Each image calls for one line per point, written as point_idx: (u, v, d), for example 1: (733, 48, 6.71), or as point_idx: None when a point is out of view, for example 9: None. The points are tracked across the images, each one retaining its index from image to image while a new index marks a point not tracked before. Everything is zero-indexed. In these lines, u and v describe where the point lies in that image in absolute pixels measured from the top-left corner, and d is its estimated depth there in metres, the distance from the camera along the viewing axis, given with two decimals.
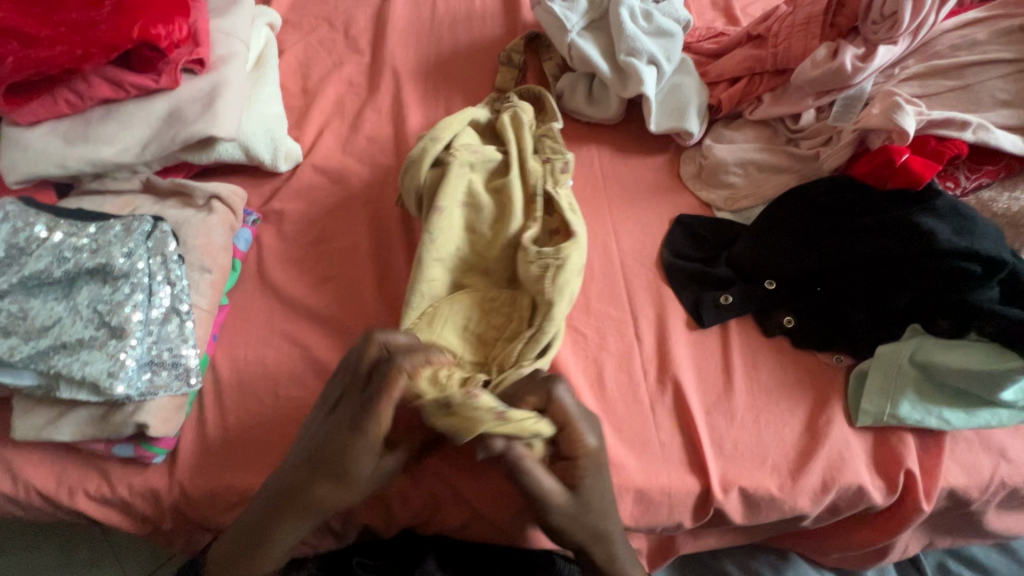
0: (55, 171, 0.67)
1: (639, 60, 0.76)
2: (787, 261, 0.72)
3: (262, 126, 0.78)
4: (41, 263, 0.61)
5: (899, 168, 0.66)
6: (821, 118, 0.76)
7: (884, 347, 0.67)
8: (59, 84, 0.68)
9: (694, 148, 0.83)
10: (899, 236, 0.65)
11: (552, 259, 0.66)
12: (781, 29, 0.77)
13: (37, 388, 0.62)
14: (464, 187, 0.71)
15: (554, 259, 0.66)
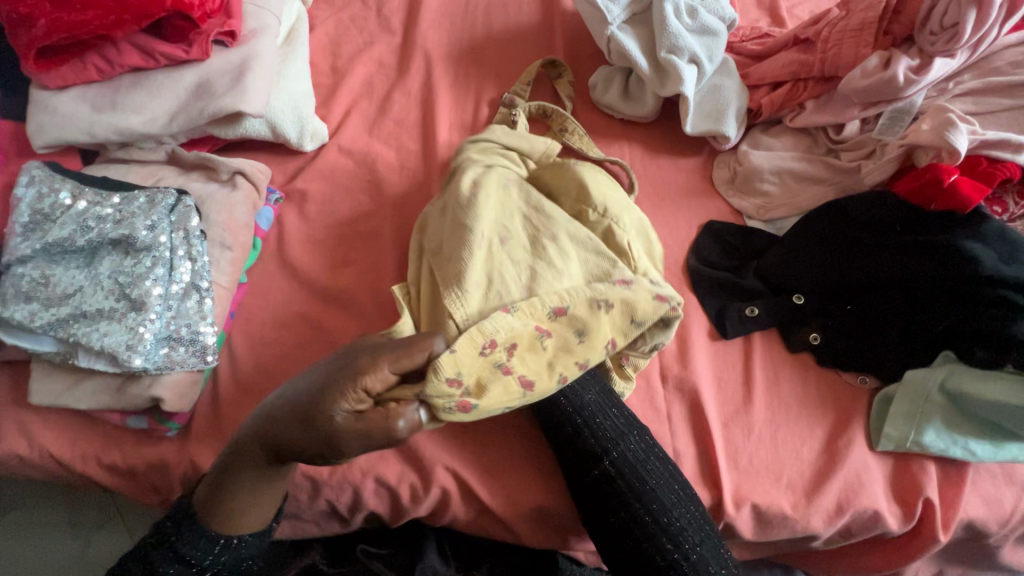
0: (82, 138, 0.66)
1: (680, 58, 0.74)
2: (820, 276, 0.70)
3: (290, 103, 0.77)
4: (64, 230, 0.61)
5: (946, 189, 0.63)
6: (865, 130, 0.73)
7: (912, 372, 0.65)
8: (89, 49, 0.66)
9: (729, 153, 0.81)
10: (939, 258, 0.62)
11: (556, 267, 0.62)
12: (831, 34, 0.73)
13: (55, 355, 0.62)
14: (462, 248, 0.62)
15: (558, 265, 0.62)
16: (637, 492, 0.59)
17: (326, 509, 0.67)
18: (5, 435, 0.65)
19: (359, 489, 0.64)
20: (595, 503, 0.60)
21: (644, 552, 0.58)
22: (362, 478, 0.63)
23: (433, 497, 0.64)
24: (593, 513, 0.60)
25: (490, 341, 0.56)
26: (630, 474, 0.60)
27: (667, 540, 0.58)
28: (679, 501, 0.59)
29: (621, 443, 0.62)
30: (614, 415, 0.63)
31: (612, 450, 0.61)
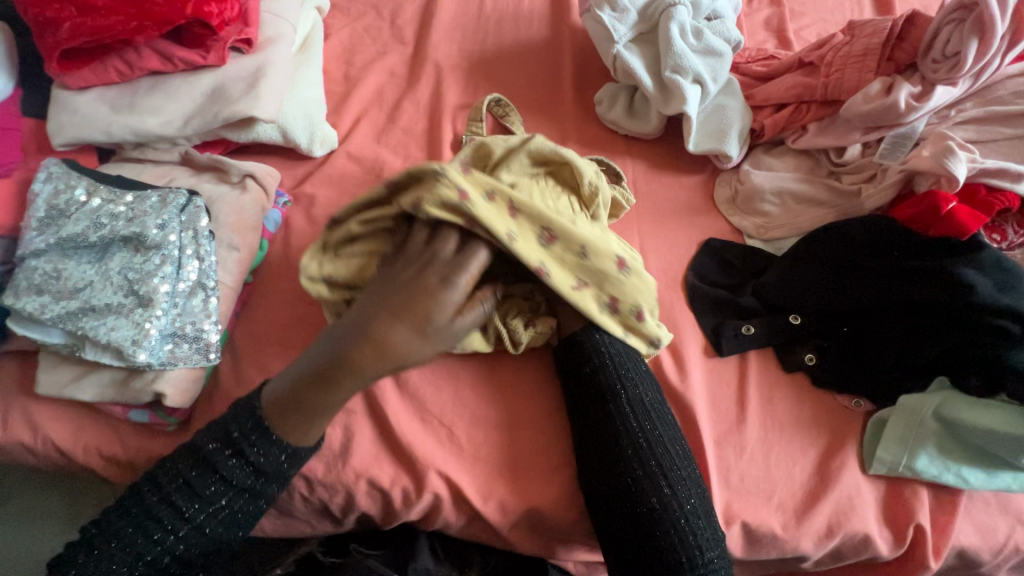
0: (99, 138, 0.68)
1: (685, 78, 0.75)
2: (817, 297, 0.70)
3: (302, 110, 0.79)
4: (78, 227, 0.63)
5: (945, 216, 0.64)
6: (867, 154, 0.74)
7: (907, 397, 0.65)
8: (111, 52, 0.69)
9: (730, 172, 0.82)
10: (932, 283, 0.63)
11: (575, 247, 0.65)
12: (835, 58, 0.74)
13: (63, 346, 0.64)
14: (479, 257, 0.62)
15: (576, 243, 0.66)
16: (647, 434, 0.63)
17: (319, 508, 0.68)
18: (11, 424, 0.67)
19: (353, 490, 0.65)
20: (600, 435, 0.63)
21: (640, 490, 0.60)
22: (356, 479, 0.64)
23: (425, 502, 0.64)
24: (598, 444, 0.63)
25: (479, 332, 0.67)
26: (641, 417, 0.64)
27: (662, 480, 0.61)
28: (682, 456, 0.63)
29: (638, 386, 0.65)
30: (635, 362, 0.67)
31: (629, 392, 0.64)
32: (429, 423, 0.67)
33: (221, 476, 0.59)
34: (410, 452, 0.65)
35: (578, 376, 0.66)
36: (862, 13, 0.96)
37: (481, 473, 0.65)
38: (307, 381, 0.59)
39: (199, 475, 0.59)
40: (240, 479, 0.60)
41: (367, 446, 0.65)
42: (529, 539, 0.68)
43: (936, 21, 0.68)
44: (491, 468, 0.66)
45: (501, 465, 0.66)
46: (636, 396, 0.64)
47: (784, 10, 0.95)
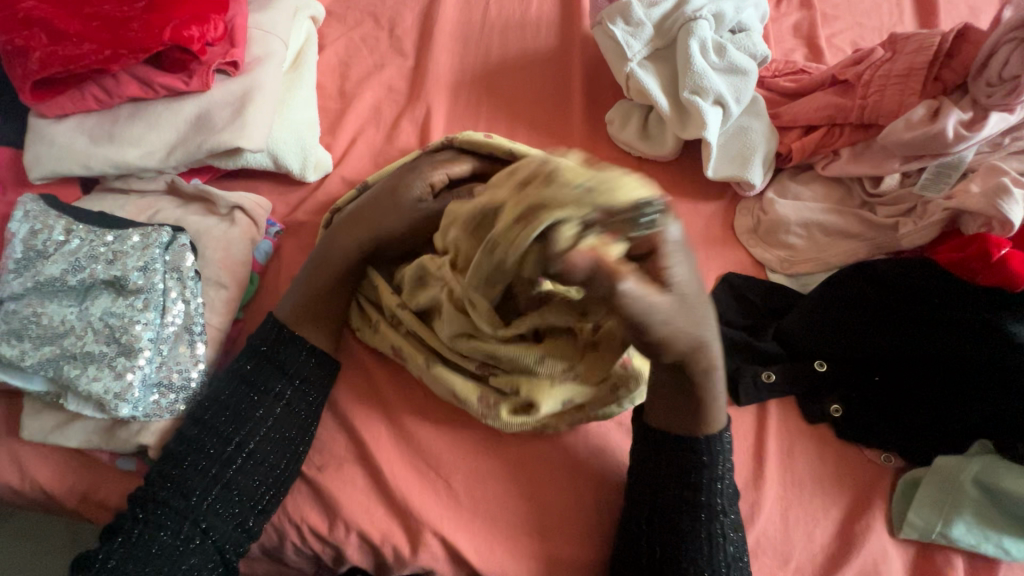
0: (78, 171, 0.64)
1: (705, 100, 0.68)
2: (846, 345, 0.64)
3: (293, 134, 0.74)
4: (56, 269, 0.60)
5: (996, 265, 0.57)
6: (905, 185, 0.67)
7: (944, 458, 0.60)
8: (87, 79, 0.65)
9: (753, 198, 0.75)
10: (978, 341, 0.57)
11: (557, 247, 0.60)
12: (873, 78, 0.67)
13: (46, 392, 0.62)
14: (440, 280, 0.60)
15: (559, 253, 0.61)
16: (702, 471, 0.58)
17: (310, 559, 0.65)
18: None
19: (344, 545, 0.62)
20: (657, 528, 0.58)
21: None
22: (347, 534, 0.61)
23: (419, 561, 0.61)
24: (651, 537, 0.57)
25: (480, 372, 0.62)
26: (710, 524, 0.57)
27: None
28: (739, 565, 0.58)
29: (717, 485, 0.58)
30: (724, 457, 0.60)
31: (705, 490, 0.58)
32: (424, 474, 0.63)
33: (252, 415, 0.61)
34: (404, 507, 0.61)
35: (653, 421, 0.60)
36: (902, 16, 0.88)
37: (479, 530, 0.61)
38: (314, 281, 0.65)
39: (222, 416, 0.60)
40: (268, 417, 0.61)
41: (358, 500, 0.62)
42: None
43: (993, 40, 0.61)
44: (489, 527, 0.62)
45: (500, 520, 0.62)
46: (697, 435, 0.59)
47: (815, 14, 0.87)
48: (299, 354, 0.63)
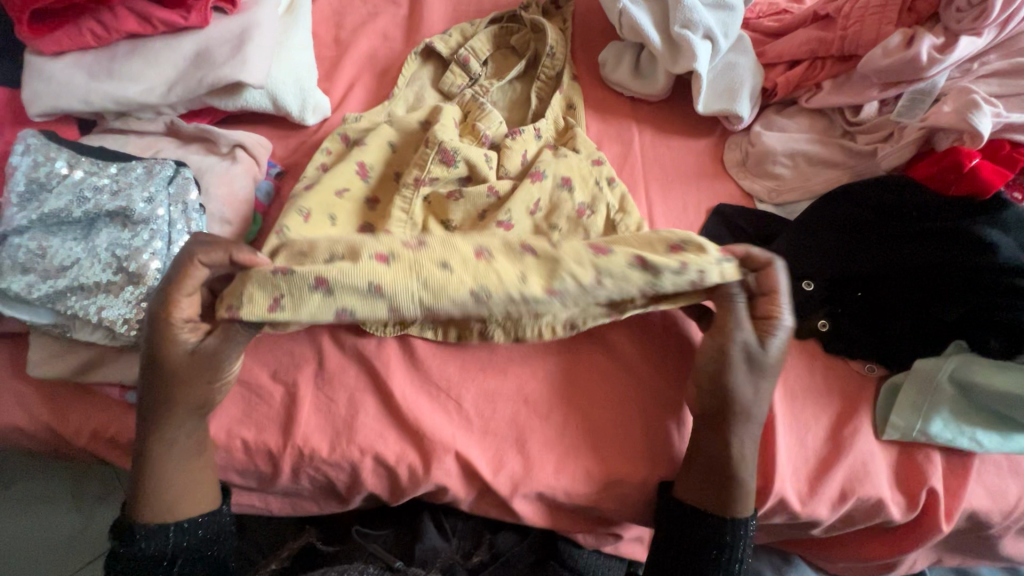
0: (79, 107, 0.64)
1: (695, 34, 0.71)
2: (832, 262, 0.68)
3: (291, 75, 0.74)
4: (61, 201, 0.60)
5: (967, 173, 0.62)
6: (884, 113, 0.71)
7: (922, 361, 0.64)
8: (85, 14, 0.64)
9: (741, 134, 0.78)
10: (954, 245, 0.62)
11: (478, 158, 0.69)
12: (852, 10, 0.71)
13: (52, 327, 0.61)
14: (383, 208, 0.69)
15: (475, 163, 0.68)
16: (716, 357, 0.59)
17: (324, 487, 0.67)
18: (5, 407, 0.65)
19: (358, 467, 0.64)
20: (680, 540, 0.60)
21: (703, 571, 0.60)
22: (362, 456, 0.63)
23: (433, 479, 0.63)
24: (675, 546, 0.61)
25: None
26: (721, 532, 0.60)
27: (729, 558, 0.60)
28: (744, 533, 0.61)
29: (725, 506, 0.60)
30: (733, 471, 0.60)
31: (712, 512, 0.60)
32: (436, 397, 0.65)
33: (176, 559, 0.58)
34: (417, 428, 0.63)
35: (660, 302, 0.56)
36: None
37: (489, 446, 0.64)
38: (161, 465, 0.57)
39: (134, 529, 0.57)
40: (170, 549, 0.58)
41: (371, 424, 0.64)
42: (540, 514, 0.67)
43: None
44: (498, 444, 0.64)
45: (508, 435, 0.64)
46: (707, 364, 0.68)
47: None
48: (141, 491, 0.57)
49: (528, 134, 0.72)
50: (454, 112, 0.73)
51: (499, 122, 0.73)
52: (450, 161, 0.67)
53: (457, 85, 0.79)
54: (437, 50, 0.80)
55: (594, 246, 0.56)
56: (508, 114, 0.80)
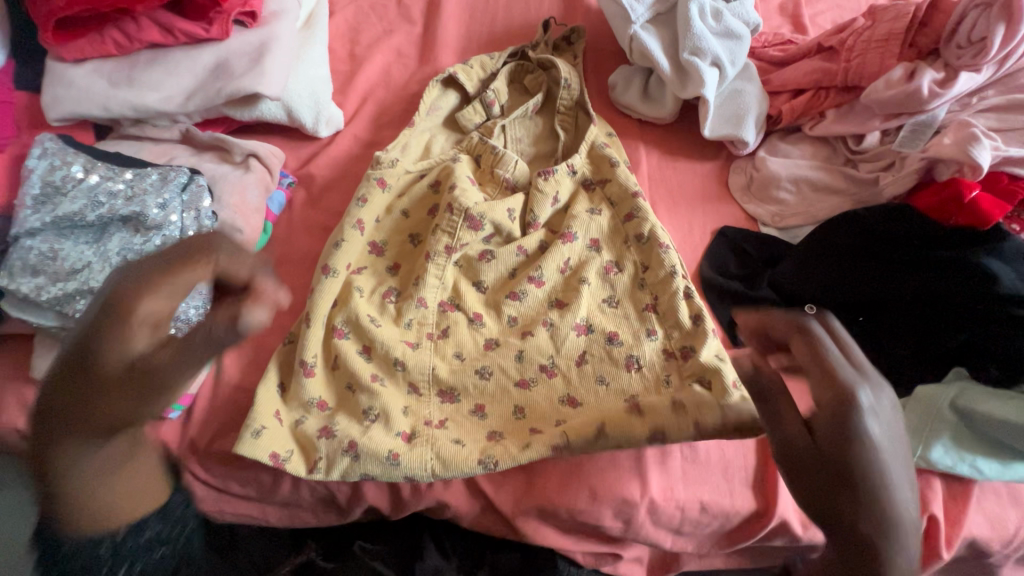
0: (97, 113, 0.65)
1: (702, 60, 0.73)
2: (833, 288, 0.69)
3: (307, 88, 0.76)
4: (76, 205, 0.60)
5: (968, 205, 0.63)
6: (885, 143, 0.72)
7: (923, 387, 0.64)
8: (109, 23, 0.66)
9: (745, 159, 0.80)
10: (951, 275, 0.63)
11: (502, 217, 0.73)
12: (856, 43, 0.73)
13: (58, 330, 0.61)
14: (415, 262, 0.74)
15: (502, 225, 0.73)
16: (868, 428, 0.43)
17: (325, 499, 0.67)
18: (3, 409, 0.64)
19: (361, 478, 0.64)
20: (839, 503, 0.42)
21: None
22: None
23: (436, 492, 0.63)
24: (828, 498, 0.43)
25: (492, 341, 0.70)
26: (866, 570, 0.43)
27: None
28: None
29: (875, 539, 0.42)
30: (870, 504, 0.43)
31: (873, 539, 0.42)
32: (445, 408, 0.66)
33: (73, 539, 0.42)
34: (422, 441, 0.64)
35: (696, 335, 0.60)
36: None
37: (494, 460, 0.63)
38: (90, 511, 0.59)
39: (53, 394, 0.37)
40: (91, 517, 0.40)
41: None
42: (540, 531, 0.67)
43: (962, 7, 0.67)
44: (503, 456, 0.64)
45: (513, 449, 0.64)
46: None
47: None
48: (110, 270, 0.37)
49: (561, 171, 0.76)
50: (465, 160, 0.78)
51: (517, 163, 0.76)
52: (477, 226, 0.72)
53: (473, 121, 0.81)
54: (460, 81, 0.82)
55: (594, 442, 0.61)
56: (534, 146, 0.81)
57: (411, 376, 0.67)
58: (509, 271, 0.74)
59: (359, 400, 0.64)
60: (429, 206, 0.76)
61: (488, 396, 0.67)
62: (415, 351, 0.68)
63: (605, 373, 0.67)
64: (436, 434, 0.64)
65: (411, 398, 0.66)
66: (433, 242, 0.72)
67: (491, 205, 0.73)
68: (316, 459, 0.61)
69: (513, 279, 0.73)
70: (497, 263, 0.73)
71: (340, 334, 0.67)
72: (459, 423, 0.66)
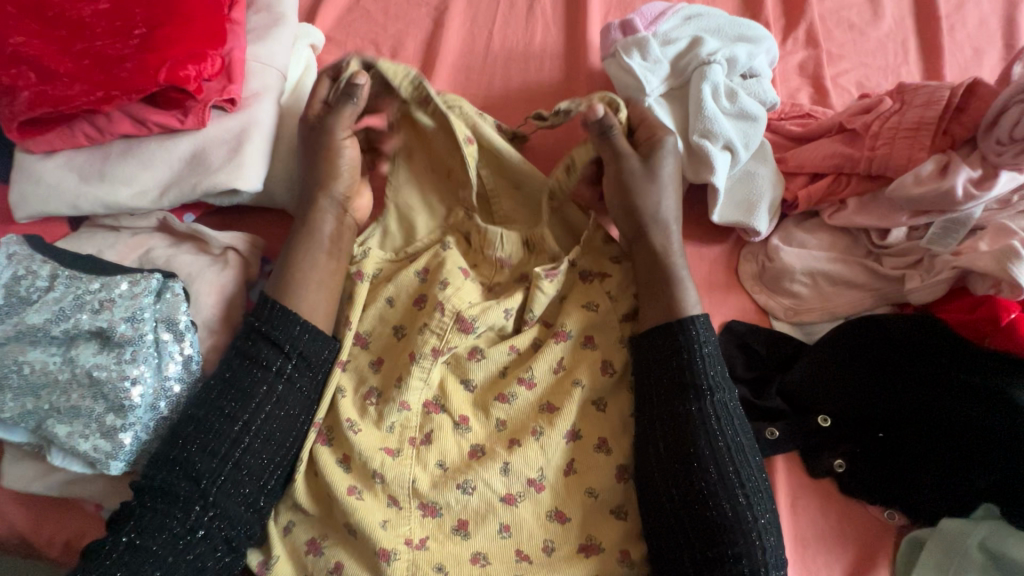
0: (66, 211, 0.64)
1: (714, 145, 0.68)
2: (850, 400, 0.64)
3: (291, 170, 0.72)
4: (40, 317, 0.58)
5: (1005, 328, 0.57)
6: (912, 238, 0.66)
7: (949, 521, 0.59)
8: (78, 117, 0.63)
9: (758, 244, 0.74)
10: (981, 405, 0.57)
11: (496, 316, 0.67)
12: (881, 129, 0.67)
13: (27, 443, 0.59)
14: (395, 358, 0.67)
15: (501, 324, 0.68)
16: (711, 412, 0.61)
17: None
18: None
19: None
20: (679, 474, 0.59)
21: (705, 498, 0.57)
22: None
23: None
24: (676, 472, 0.59)
25: (477, 448, 0.64)
26: (727, 462, 0.59)
27: (725, 481, 0.58)
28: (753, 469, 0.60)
29: (721, 471, 0.58)
30: (722, 471, 0.58)
31: (725, 490, 0.58)
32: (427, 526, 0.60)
33: (177, 518, 0.55)
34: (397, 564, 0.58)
35: (649, 365, 0.64)
36: (907, 57, 0.88)
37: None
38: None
39: (227, 396, 0.60)
40: (212, 494, 0.57)
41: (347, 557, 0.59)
42: None
43: (1003, 98, 0.61)
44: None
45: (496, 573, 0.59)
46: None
47: (822, 54, 0.86)
48: (292, 325, 0.63)
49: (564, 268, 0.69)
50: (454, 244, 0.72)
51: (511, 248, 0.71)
52: (467, 327, 0.66)
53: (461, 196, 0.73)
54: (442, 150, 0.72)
55: None
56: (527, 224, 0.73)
57: (391, 490, 0.61)
58: (502, 370, 0.67)
59: (339, 516, 0.60)
60: (415, 296, 0.69)
61: (472, 512, 0.61)
62: (396, 459, 0.62)
63: (602, 484, 0.63)
64: (418, 558, 0.59)
65: (390, 512, 0.60)
66: (418, 343, 0.65)
67: (482, 304, 0.67)
68: (302, 572, 0.59)
69: (505, 381, 0.66)
70: (487, 364, 0.67)
71: (321, 441, 0.63)
72: (441, 543, 0.60)
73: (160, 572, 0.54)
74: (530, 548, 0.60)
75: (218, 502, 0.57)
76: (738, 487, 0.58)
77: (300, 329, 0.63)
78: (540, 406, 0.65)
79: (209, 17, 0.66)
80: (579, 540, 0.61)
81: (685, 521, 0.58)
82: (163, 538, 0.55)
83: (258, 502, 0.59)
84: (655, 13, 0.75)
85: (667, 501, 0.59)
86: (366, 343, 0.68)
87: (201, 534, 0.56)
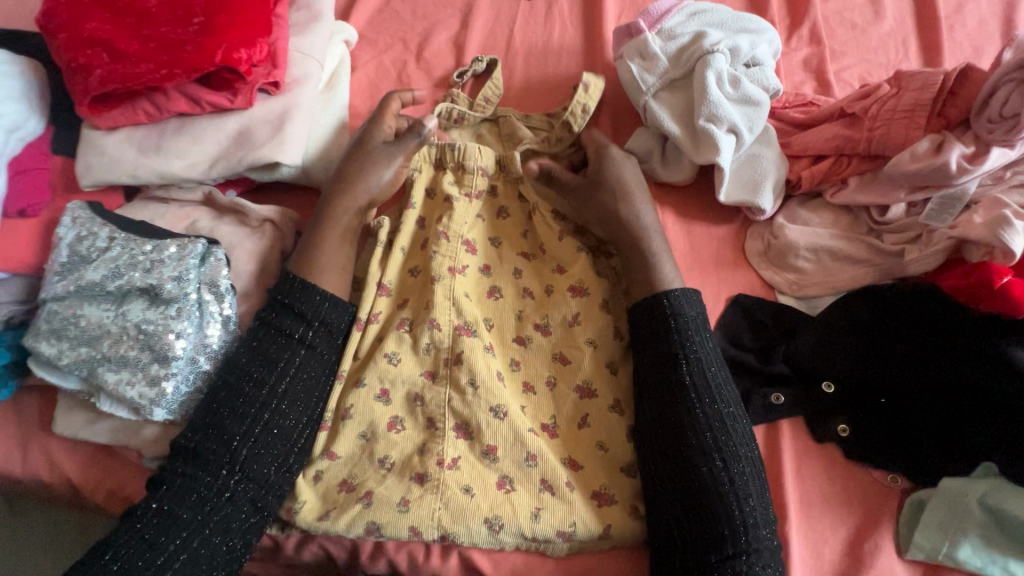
0: (125, 180, 0.70)
1: (719, 127, 0.72)
2: (853, 368, 0.67)
3: (326, 150, 0.77)
4: (97, 274, 0.63)
5: (1000, 291, 0.59)
6: (911, 214, 0.70)
7: (950, 480, 0.61)
8: (139, 95, 0.70)
9: (764, 224, 0.78)
10: (970, 363, 0.60)
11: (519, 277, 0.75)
12: (879, 112, 0.71)
13: (80, 391, 0.64)
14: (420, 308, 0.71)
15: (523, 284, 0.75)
16: (694, 381, 0.64)
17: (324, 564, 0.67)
18: (27, 460, 0.67)
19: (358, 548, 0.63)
20: (669, 439, 0.62)
21: (692, 460, 0.60)
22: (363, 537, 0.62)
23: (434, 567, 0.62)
24: (665, 437, 0.62)
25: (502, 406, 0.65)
26: (716, 428, 0.62)
27: (711, 445, 0.61)
28: (743, 437, 0.62)
29: (710, 437, 0.61)
30: (705, 436, 0.61)
31: (710, 452, 0.60)
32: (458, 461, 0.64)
33: (205, 480, 0.59)
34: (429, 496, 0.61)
35: (638, 337, 0.68)
36: (907, 54, 0.92)
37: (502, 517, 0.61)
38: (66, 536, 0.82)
39: (256, 361, 0.64)
40: (240, 457, 0.60)
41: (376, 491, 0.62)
42: None
43: (993, 79, 0.65)
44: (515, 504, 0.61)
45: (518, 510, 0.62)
46: (757, 539, 0.57)
47: (825, 50, 0.91)
48: (313, 295, 0.67)
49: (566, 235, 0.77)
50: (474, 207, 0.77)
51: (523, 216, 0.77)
52: (491, 293, 0.74)
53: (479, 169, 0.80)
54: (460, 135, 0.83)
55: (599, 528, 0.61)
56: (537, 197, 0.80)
57: (430, 410, 0.67)
58: (522, 328, 0.72)
59: (378, 450, 0.65)
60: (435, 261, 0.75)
61: (500, 443, 0.64)
62: (433, 385, 0.68)
63: (615, 436, 0.67)
64: (448, 477, 0.62)
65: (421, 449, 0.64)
66: (440, 297, 0.71)
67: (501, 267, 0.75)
68: (331, 507, 0.63)
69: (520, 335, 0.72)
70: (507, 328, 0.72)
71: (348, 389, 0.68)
72: (471, 466, 0.63)
73: (185, 535, 0.57)
74: (551, 480, 0.63)
75: (245, 465, 0.60)
76: (722, 449, 0.61)
77: (321, 298, 0.68)
78: (558, 363, 0.70)
79: (259, 8, 0.73)
80: (596, 485, 0.64)
81: (675, 482, 0.60)
82: (192, 501, 0.58)
83: (286, 462, 0.62)
84: (662, 10, 0.80)
85: (658, 464, 0.62)
86: (396, 302, 0.73)
87: (228, 496, 0.59)
